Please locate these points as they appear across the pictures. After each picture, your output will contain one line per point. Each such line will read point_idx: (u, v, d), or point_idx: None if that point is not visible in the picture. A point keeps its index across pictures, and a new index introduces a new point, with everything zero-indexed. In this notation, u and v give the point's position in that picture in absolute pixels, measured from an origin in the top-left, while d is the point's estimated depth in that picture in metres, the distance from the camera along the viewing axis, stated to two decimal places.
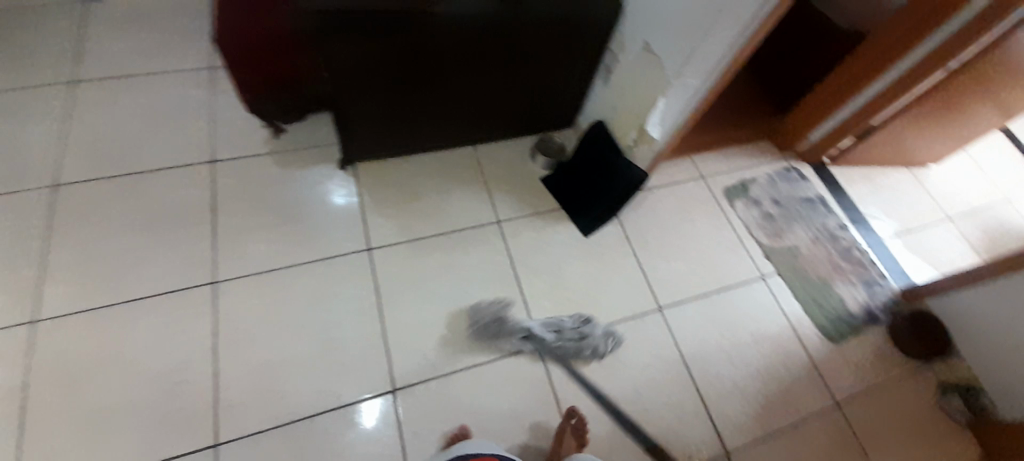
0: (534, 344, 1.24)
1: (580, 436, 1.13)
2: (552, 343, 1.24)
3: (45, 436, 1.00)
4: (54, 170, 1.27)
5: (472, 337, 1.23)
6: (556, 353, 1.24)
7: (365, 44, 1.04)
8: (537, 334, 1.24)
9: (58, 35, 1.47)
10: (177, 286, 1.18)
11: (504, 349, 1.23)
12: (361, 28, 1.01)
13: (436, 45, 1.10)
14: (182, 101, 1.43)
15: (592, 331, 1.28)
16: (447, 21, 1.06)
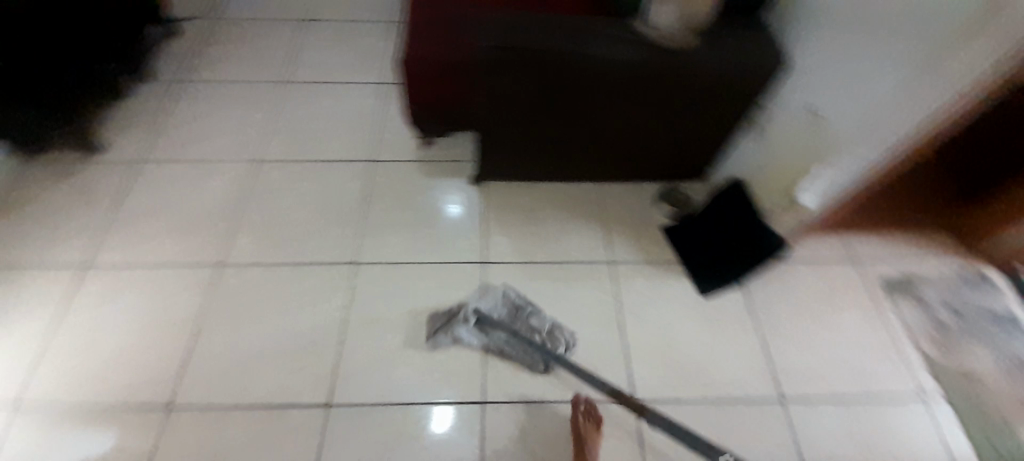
0: (489, 334, 1.26)
1: (593, 415, 1.12)
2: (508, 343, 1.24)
3: (208, 358, 1.22)
4: (262, 148, 1.59)
5: (431, 343, 1.25)
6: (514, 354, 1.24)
7: (523, 76, 1.14)
8: (490, 335, 1.25)
9: (285, 44, 1.86)
10: (325, 260, 1.37)
11: (465, 343, 1.25)
12: (523, 62, 1.10)
13: (587, 85, 1.15)
14: (360, 107, 1.70)
15: (544, 321, 1.28)
16: (602, 63, 1.10)
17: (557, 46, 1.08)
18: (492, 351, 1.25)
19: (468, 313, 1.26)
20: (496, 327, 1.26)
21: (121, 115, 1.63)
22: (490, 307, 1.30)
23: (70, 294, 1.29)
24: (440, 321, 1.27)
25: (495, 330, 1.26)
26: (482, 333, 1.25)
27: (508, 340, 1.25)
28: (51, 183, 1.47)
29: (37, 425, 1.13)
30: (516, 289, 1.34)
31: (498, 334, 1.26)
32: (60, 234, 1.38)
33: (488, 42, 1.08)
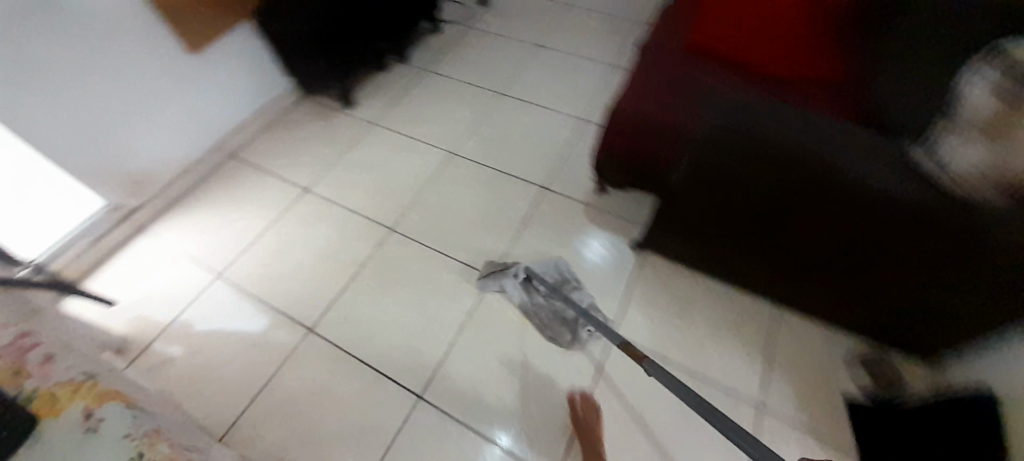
0: (532, 294, 1.37)
1: (589, 399, 1.20)
2: (545, 308, 1.34)
3: (351, 304, 1.39)
4: (459, 143, 1.76)
5: (482, 287, 1.39)
6: (548, 320, 1.33)
7: (739, 171, 1.00)
8: (533, 296, 1.36)
9: (514, 61, 2.04)
10: (469, 263, 1.45)
11: (509, 294, 1.37)
12: (748, 157, 0.96)
13: (813, 206, 0.96)
14: (554, 135, 1.76)
15: (583, 297, 1.35)
16: (847, 192, 0.90)
17: (807, 148, 0.91)
18: (530, 309, 1.36)
19: (520, 268, 1.37)
20: (540, 289, 1.36)
21: (375, 83, 1.99)
22: (540, 271, 1.39)
23: (286, 207, 1.61)
24: (493, 268, 1.41)
25: (538, 292, 1.36)
26: (526, 292, 1.36)
27: (546, 304, 1.35)
28: (311, 119, 1.88)
29: (227, 295, 1.43)
30: (568, 263, 1.43)
31: (539, 296, 1.36)
32: (300, 160, 1.75)
33: (720, 122, 0.96)
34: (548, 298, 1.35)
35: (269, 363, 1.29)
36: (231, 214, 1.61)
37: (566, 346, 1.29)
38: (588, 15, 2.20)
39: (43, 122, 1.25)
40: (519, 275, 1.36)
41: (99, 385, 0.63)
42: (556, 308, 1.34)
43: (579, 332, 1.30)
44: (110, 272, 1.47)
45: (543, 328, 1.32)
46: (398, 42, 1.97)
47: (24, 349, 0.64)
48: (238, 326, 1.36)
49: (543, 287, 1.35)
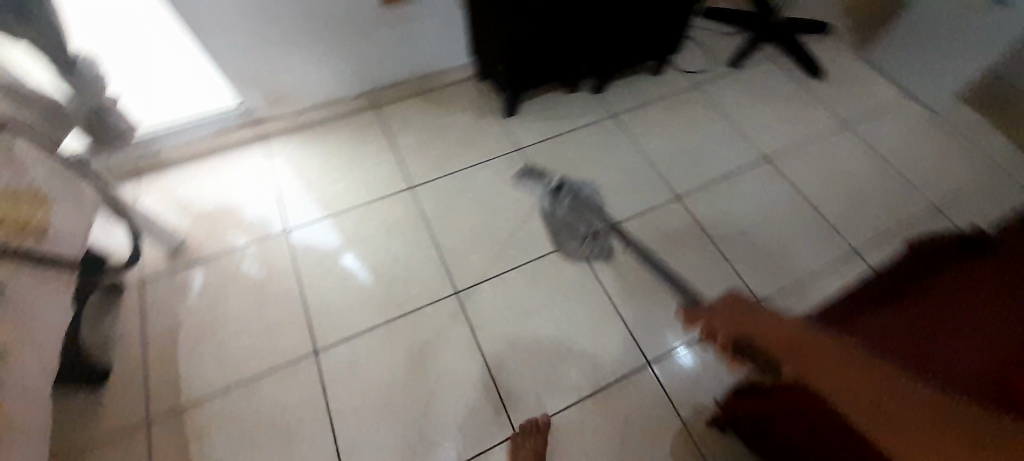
0: (556, 203, 1.45)
1: None
2: (562, 216, 1.42)
3: (365, 350, 1.19)
4: (590, 231, 1.40)
5: (515, 179, 1.49)
6: (561, 227, 1.40)
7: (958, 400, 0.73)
8: (555, 201, 1.45)
9: (719, 163, 1.53)
10: (506, 398, 1.15)
11: (537, 197, 1.46)
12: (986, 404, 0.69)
13: None
14: (705, 298, 1.28)
15: (609, 217, 1.42)
16: None
17: None
18: (549, 215, 1.43)
19: (555, 177, 1.49)
20: (564, 201, 1.44)
21: (551, 103, 1.67)
22: (571, 184, 1.48)
23: (379, 197, 1.44)
24: (531, 173, 1.50)
25: (561, 203, 1.45)
26: (551, 198, 1.45)
27: (566, 215, 1.42)
28: (464, 108, 1.64)
29: (276, 255, 1.33)
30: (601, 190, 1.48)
31: (561, 205, 1.44)
32: (425, 150, 1.54)
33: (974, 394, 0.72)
34: (571, 211, 1.43)
35: (262, 359, 1.17)
36: (332, 170, 1.49)
37: (570, 255, 1.34)
38: (857, 153, 1.55)
39: (209, 9, 1.17)
40: (553, 183, 1.48)
41: None
42: (571, 221, 1.41)
43: (586, 244, 1.36)
44: (213, 166, 1.47)
45: (554, 233, 1.39)
46: (600, 72, 1.58)
47: None
48: (265, 298, 1.26)
49: (568, 200, 1.44)
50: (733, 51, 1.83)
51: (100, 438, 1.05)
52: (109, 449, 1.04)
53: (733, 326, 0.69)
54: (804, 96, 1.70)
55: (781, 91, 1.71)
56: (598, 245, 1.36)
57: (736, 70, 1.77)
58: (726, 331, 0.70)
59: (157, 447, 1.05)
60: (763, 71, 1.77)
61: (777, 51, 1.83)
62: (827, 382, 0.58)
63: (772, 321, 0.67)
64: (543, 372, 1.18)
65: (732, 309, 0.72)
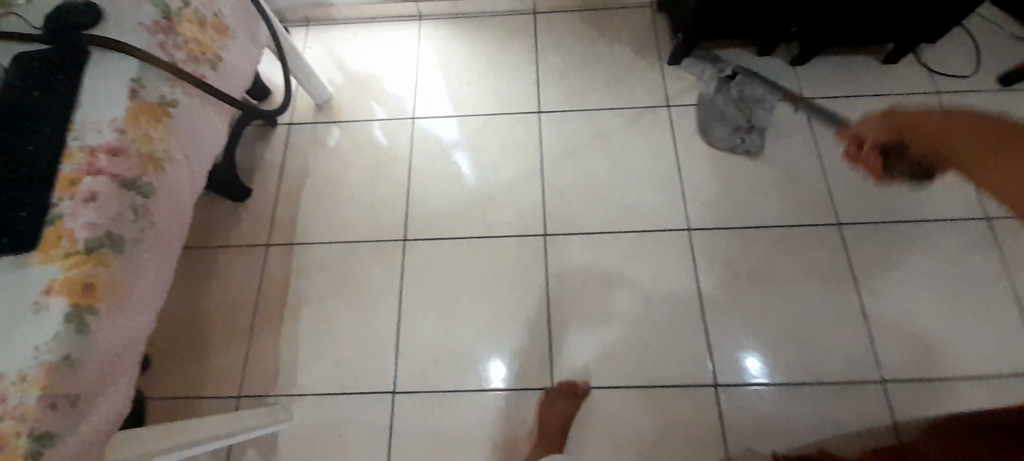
0: (720, 90, 1.36)
1: None
2: (721, 104, 1.34)
3: (447, 253, 1.24)
4: (712, 223, 1.22)
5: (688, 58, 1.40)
6: (715, 113, 1.33)
7: None
8: (721, 88, 1.36)
9: (909, 202, 1.23)
10: (555, 355, 1.13)
11: (703, 81, 1.38)
12: None
13: None
14: (815, 346, 1.11)
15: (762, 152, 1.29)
16: None
17: None
18: (708, 99, 1.36)
19: (731, 65, 1.37)
20: (731, 91, 1.35)
21: (729, 61, 1.40)
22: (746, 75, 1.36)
23: (507, 111, 1.39)
24: (707, 56, 1.40)
25: (727, 92, 1.35)
26: (718, 84, 1.36)
27: (725, 104, 1.34)
28: (625, 40, 1.45)
29: (398, 136, 1.38)
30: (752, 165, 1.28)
31: (725, 92, 1.35)
32: (568, 76, 1.42)
33: None
34: (733, 102, 1.34)
35: (362, 225, 1.28)
36: (470, 69, 1.46)
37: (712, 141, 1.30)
38: None
39: None
40: (727, 72, 1.37)
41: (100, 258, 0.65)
42: (729, 111, 1.33)
43: (733, 136, 1.30)
44: (371, 33, 1.53)
45: (704, 117, 1.33)
46: (815, 41, 1.27)
47: (94, 168, 0.68)
48: (381, 172, 1.34)
49: (735, 91, 1.35)
50: (1017, 61, 1.36)
51: (233, 243, 1.27)
52: (235, 254, 1.26)
53: (883, 131, 0.77)
54: None
55: None
56: (749, 141, 1.30)
57: (1009, 87, 1.33)
58: (877, 136, 0.78)
59: (267, 267, 1.24)
60: None
61: None
62: (952, 131, 0.69)
63: (926, 117, 0.72)
64: (602, 344, 1.14)
65: (896, 120, 0.75)
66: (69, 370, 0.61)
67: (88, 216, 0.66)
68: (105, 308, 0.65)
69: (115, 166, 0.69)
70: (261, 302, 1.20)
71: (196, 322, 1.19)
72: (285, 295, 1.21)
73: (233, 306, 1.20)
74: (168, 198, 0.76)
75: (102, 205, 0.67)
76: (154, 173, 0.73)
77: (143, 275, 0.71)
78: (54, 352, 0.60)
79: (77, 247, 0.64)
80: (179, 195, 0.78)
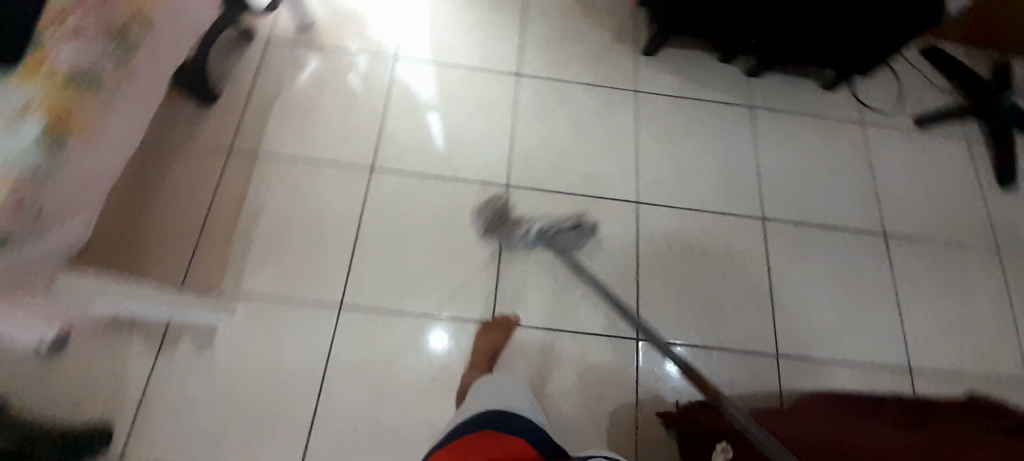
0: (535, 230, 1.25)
1: None
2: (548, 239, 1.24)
3: (410, 188, 1.29)
4: (658, 199, 1.35)
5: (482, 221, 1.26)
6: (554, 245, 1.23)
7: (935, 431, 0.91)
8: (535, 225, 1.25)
9: (824, 210, 1.41)
10: (500, 294, 1.21)
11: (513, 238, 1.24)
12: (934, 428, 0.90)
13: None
14: (726, 317, 1.26)
15: (710, 145, 1.43)
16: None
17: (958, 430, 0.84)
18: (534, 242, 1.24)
19: (533, 223, 1.25)
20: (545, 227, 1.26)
21: (696, 61, 1.53)
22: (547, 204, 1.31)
23: (487, 69, 1.45)
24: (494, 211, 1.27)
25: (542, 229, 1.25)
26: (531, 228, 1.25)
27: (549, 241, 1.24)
28: (608, 24, 1.54)
29: (378, 74, 1.41)
30: (700, 153, 1.42)
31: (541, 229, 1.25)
32: (549, 47, 1.50)
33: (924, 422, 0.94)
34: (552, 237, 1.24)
35: (330, 149, 1.30)
36: (457, 23, 1.50)
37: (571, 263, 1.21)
38: (974, 278, 1.38)
39: None
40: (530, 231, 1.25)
41: (77, 94, 0.71)
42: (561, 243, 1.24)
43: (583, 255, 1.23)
44: None
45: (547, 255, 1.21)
46: (769, 54, 1.42)
47: (81, 6, 0.73)
48: (356, 104, 1.36)
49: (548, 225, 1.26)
50: (930, 108, 1.59)
51: (191, 146, 1.25)
52: (192, 157, 1.23)
53: None
54: (963, 195, 1.49)
55: (943, 178, 1.50)
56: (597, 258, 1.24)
57: (920, 130, 1.55)
58: None
59: (226, 173, 1.23)
60: (941, 147, 1.54)
61: (981, 133, 1.57)
62: None
63: None
64: (542, 291, 1.23)
65: None
66: (40, 182, 0.67)
67: (70, 48, 0.71)
68: (76, 141, 0.71)
69: (100, 10, 0.74)
70: (213, 206, 1.19)
71: (141, 216, 1.17)
72: (240, 204, 1.21)
73: (183, 205, 1.18)
74: (146, 58, 0.82)
75: (82, 43, 0.72)
76: (136, 34, 0.79)
77: (114, 122, 0.77)
78: (26, 161, 0.66)
79: (57, 75, 0.70)
80: (153, 63, 0.83)
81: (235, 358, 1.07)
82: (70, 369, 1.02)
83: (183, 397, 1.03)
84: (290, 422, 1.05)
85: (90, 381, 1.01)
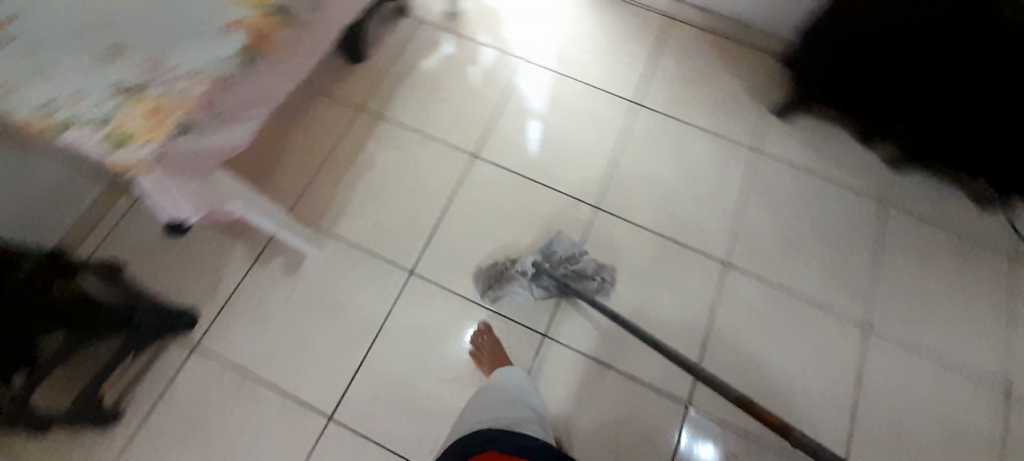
0: (539, 285, 1.19)
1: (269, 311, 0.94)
2: (556, 291, 1.19)
3: (505, 184, 1.32)
4: (751, 267, 1.26)
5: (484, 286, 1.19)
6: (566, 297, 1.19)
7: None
8: (536, 284, 1.18)
9: (944, 337, 1.22)
10: (558, 311, 1.19)
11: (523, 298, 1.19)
12: None
13: None
14: (791, 415, 1.14)
15: (826, 228, 1.30)
16: None
17: None
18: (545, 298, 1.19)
19: (526, 262, 1.19)
20: (546, 281, 1.19)
21: (836, 136, 1.40)
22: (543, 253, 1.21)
23: (608, 92, 1.44)
24: (493, 270, 1.20)
25: (545, 284, 1.18)
26: (534, 286, 1.19)
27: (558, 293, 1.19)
28: (746, 75, 1.46)
29: (506, 71, 1.46)
30: (812, 234, 1.30)
31: (546, 283, 1.18)
32: (679, 85, 1.45)
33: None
34: (560, 290, 1.18)
35: (443, 129, 1.37)
36: (591, 40, 1.50)
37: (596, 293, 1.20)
38: None
39: None
40: (526, 271, 1.19)
41: None
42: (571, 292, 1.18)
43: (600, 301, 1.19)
44: None
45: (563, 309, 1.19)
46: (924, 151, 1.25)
47: None
48: (478, 94, 1.42)
49: (547, 278, 1.18)
50: None
51: (329, 95, 1.38)
52: (325, 105, 1.36)
53: None
54: None
55: None
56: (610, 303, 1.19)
57: None
58: None
59: (350, 126, 1.34)
60: None
61: None
62: None
63: None
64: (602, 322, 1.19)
65: None
66: None
67: None
68: None
69: None
70: (331, 151, 1.31)
71: (271, 144, 1.30)
72: (353, 156, 1.31)
73: (308, 143, 1.31)
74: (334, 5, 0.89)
75: None
76: None
77: None
78: (228, 67, 0.62)
79: None
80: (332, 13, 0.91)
81: (309, 289, 1.16)
82: (180, 254, 1.15)
83: (258, 309, 1.13)
84: (336, 365, 1.10)
85: (193, 269, 1.15)
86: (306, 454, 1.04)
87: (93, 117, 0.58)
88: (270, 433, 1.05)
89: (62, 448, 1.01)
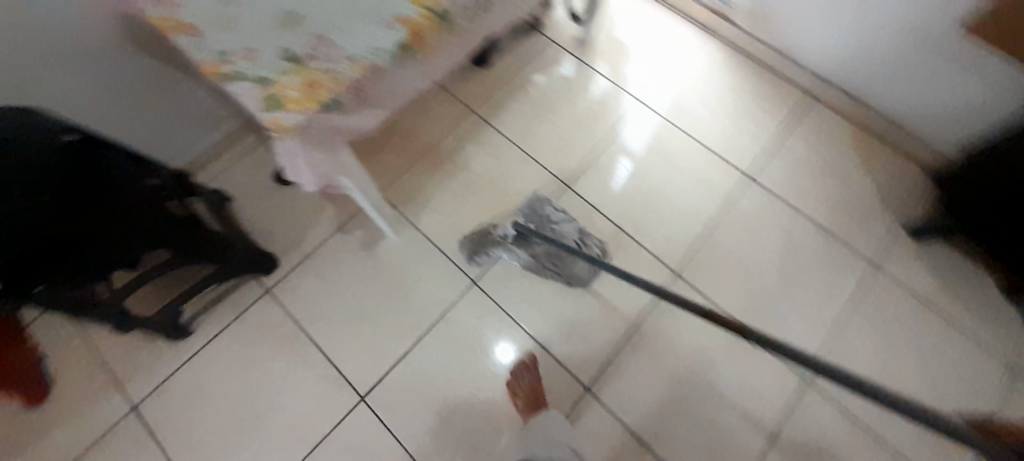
0: (525, 249, 1.21)
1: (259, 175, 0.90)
2: (540, 253, 1.21)
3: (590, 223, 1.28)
4: (837, 391, 1.12)
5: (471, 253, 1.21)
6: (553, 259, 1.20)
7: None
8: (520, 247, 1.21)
9: None
10: (610, 368, 1.13)
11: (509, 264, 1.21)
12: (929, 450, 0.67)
13: None
14: None
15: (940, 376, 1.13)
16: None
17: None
18: (533, 263, 1.20)
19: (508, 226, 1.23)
20: (530, 243, 1.22)
21: (980, 276, 1.21)
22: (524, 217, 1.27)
23: (722, 157, 1.35)
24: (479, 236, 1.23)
25: (528, 247, 1.21)
26: (520, 250, 1.21)
27: (544, 255, 1.21)
28: (886, 179, 1.31)
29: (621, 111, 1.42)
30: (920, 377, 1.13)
31: (532, 248, 1.21)
32: (804, 170, 1.33)
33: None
34: (545, 254, 1.21)
35: (545, 151, 1.36)
36: (719, 99, 1.42)
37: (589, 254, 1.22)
38: None
39: None
40: (508, 234, 1.22)
41: None
42: (558, 253, 1.20)
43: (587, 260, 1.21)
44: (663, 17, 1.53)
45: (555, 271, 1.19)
46: None
47: None
48: (588, 126, 1.40)
49: (530, 238, 1.22)
50: None
51: (448, 92, 1.43)
52: (441, 101, 1.41)
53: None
54: None
55: None
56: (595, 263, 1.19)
57: None
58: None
59: (458, 126, 1.38)
60: None
61: None
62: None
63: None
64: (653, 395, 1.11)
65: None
66: None
67: None
68: None
69: None
70: (435, 146, 1.35)
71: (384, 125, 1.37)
72: (453, 155, 1.34)
73: (416, 133, 1.37)
74: None
75: None
76: None
77: None
78: (381, 58, 0.64)
79: None
80: None
81: (380, 269, 1.20)
82: (280, 203, 1.25)
83: (330, 273, 1.19)
84: (384, 349, 1.13)
85: (287, 221, 1.23)
86: (331, 424, 1.07)
87: (260, 75, 0.63)
88: (305, 392, 1.09)
89: (142, 344, 1.12)
